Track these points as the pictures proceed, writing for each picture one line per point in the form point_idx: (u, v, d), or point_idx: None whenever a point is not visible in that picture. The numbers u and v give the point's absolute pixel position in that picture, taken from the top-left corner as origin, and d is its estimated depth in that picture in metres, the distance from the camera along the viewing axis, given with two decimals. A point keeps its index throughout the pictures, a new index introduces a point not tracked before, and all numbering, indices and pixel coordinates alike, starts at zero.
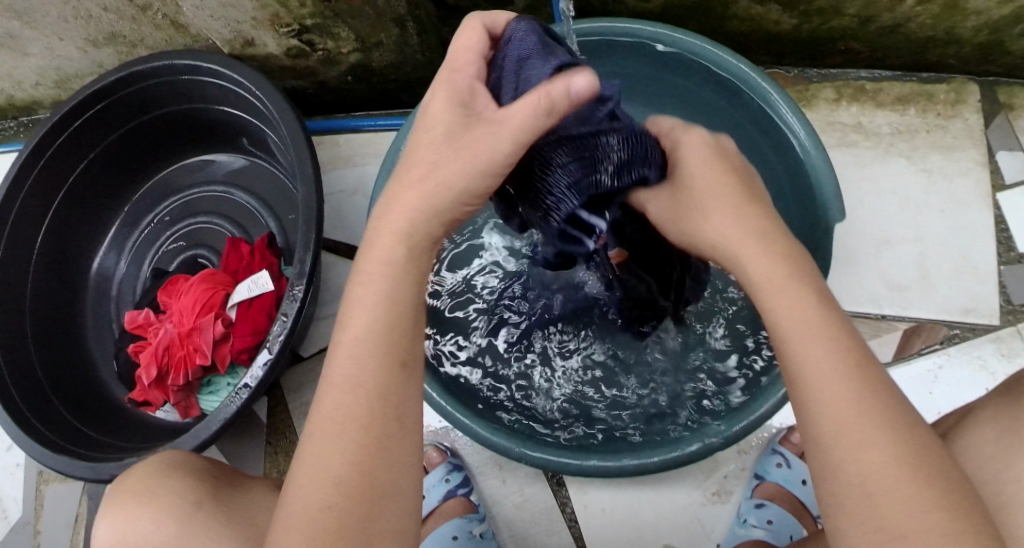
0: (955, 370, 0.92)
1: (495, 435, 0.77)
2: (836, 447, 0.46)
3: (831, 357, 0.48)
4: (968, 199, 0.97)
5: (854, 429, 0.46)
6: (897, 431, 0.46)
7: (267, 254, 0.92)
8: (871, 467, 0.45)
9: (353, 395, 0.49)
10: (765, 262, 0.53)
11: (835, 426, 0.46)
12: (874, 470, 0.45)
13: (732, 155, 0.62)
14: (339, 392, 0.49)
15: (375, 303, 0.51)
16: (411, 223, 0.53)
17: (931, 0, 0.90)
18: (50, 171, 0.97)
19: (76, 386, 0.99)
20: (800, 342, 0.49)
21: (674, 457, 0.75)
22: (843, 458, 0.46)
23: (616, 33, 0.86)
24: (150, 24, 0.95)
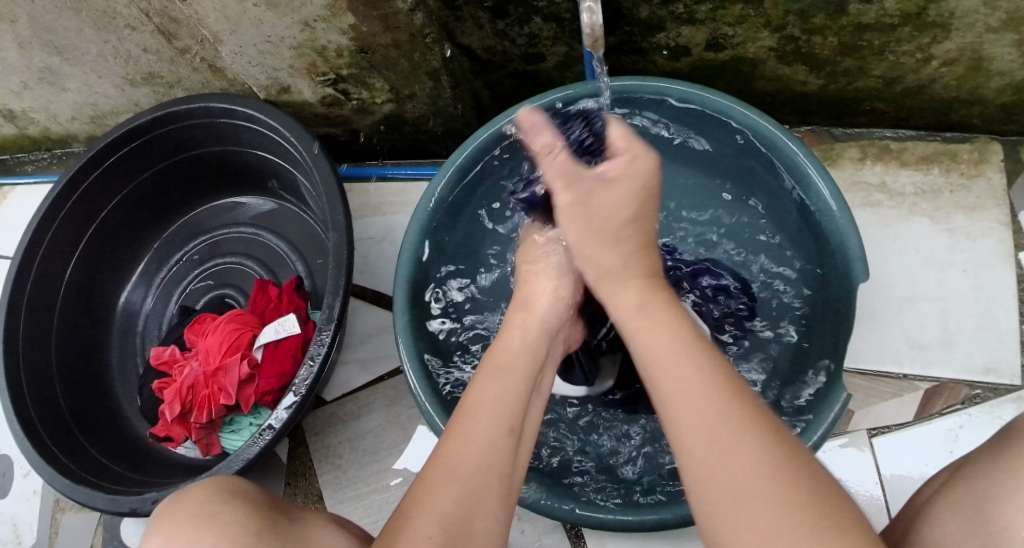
0: (978, 430, 0.91)
1: (523, 490, 0.77)
2: (724, 495, 0.45)
3: (696, 395, 0.50)
4: (991, 259, 0.98)
5: (716, 462, 0.46)
6: (754, 445, 0.46)
7: (294, 297, 0.94)
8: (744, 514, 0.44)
9: (503, 440, 0.56)
10: (665, 331, 0.57)
11: (720, 469, 0.46)
12: (747, 481, 0.44)
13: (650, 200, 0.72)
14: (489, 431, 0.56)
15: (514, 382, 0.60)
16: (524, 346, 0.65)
17: (955, 63, 0.91)
18: (83, 205, 0.98)
19: (98, 420, 1.00)
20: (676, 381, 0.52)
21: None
22: (722, 496, 0.45)
23: (648, 90, 0.87)
24: (187, 66, 0.97)
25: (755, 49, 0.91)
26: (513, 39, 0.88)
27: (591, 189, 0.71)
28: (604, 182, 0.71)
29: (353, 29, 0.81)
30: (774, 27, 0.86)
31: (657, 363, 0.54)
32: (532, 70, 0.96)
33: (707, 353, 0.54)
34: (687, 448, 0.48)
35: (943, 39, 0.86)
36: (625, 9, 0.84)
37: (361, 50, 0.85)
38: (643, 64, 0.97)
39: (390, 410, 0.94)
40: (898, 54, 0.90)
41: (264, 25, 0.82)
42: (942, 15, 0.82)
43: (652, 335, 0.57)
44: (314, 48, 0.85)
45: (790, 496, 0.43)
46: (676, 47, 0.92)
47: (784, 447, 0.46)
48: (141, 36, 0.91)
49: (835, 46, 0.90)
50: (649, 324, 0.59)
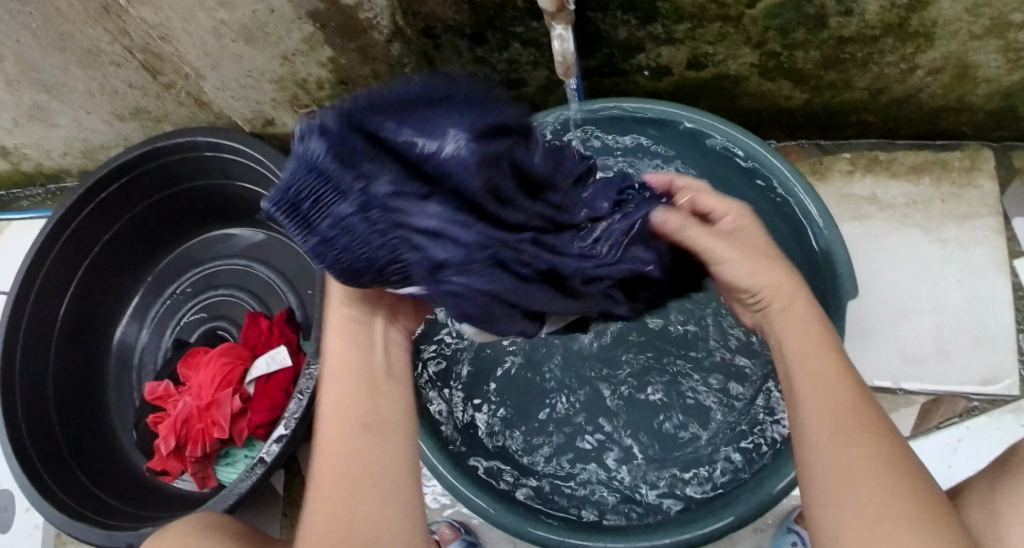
0: (977, 442, 0.91)
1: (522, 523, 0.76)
2: (832, 487, 0.43)
3: (831, 388, 0.47)
4: (985, 267, 0.97)
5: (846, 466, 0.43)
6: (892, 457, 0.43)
7: (285, 329, 0.96)
8: (858, 516, 0.41)
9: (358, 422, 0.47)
10: (790, 307, 0.52)
11: (842, 475, 0.43)
12: (868, 483, 0.42)
13: (759, 245, 0.56)
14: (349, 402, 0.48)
15: (353, 349, 0.50)
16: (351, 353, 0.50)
17: (940, 72, 0.90)
18: (74, 242, 0.99)
19: (96, 454, 1.01)
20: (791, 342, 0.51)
21: (703, 532, 0.73)
22: (847, 494, 0.42)
23: (627, 110, 0.87)
24: (173, 101, 0.98)
25: (737, 66, 0.91)
26: (493, 65, 0.89)
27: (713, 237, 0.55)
28: (733, 236, 0.56)
29: (332, 61, 0.82)
30: (754, 43, 0.86)
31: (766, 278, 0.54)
32: (514, 96, 0.96)
33: (839, 347, 0.51)
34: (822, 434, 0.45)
35: (927, 48, 0.85)
36: (603, 31, 0.84)
37: (342, 81, 0.86)
38: (626, 86, 0.97)
39: None
40: (882, 65, 0.90)
41: (244, 60, 0.83)
42: (924, 24, 0.81)
43: (786, 301, 0.53)
44: (295, 81, 0.86)
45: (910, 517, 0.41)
46: (658, 68, 0.92)
47: (913, 473, 0.43)
48: (126, 72, 0.92)
49: (818, 60, 0.89)
50: (781, 301, 0.53)
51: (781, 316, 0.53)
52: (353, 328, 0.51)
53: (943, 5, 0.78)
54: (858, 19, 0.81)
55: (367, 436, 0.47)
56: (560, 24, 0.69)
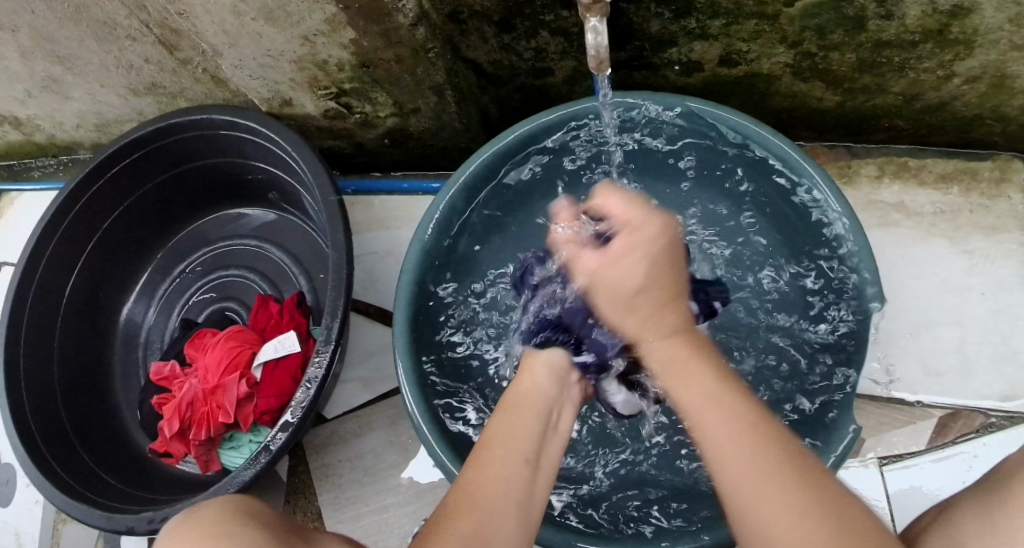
0: (994, 458, 0.89)
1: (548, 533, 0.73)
2: (743, 497, 0.47)
3: (722, 423, 0.50)
4: (1012, 282, 0.95)
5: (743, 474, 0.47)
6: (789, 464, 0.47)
7: (295, 314, 0.94)
8: (765, 516, 0.45)
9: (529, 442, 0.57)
10: (658, 318, 0.58)
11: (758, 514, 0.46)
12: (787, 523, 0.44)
13: (671, 270, 0.60)
14: (523, 420, 0.60)
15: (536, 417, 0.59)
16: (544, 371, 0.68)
17: (977, 80, 0.88)
18: (83, 219, 0.98)
19: (100, 432, 1.00)
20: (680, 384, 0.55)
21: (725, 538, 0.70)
22: (753, 501, 0.46)
23: (656, 106, 0.85)
24: (190, 78, 0.96)
25: (770, 64, 0.88)
26: (519, 53, 0.86)
27: (598, 264, 0.62)
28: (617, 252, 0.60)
29: (354, 43, 0.80)
30: (789, 42, 0.84)
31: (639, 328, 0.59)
32: (539, 85, 0.93)
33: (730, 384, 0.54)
34: (714, 440, 0.50)
35: (965, 56, 0.83)
36: (635, 23, 0.82)
37: (364, 65, 0.84)
38: (653, 80, 0.94)
39: (390, 430, 0.93)
40: (918, 71, 0.87)
41: (264, 39, 0.81)
42: (965, 32, 0.79)
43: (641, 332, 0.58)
44: (315, 62, 0.84)
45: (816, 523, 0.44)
46: (687, 63, 0.89)
47: (806, 473, 0.47)
48: (143, 46, 0.90)
49: (853, 63, 0.87)
50: (643, 328, 0.59)
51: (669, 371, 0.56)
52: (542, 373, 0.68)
53: (986, 13, 0.75)
54: (898, 23, 0.79)
55: (518, 510, 0.52)
56: (595, 16, 0.67)
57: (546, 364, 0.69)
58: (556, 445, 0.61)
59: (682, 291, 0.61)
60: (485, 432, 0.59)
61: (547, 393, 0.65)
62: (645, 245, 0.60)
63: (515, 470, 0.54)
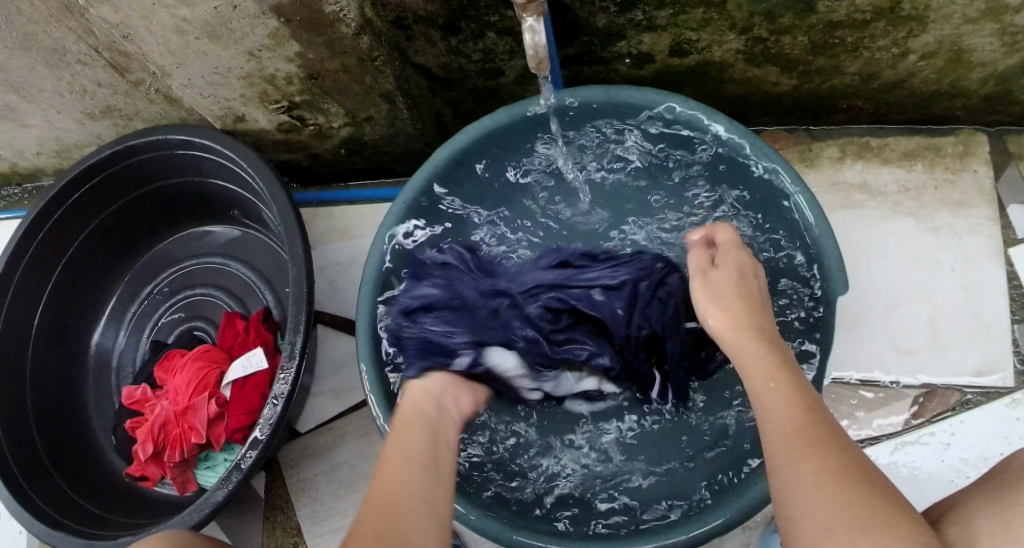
0: (971, 436, 0.89)
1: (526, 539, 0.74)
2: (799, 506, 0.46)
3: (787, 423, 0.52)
4: (979, 256, 0.94)
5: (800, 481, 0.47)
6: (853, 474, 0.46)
7: (261, 330, 0.94)
8: (812, 522, 0.44)
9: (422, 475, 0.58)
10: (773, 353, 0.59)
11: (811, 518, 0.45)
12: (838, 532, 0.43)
13: (754, 291, 0.70)
14: (413, 442, 0.62)
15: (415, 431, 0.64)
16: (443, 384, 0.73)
17: (933, 56, 0.87)
18: (47, 248, 0.97)
19: (76, 459, 1.00)
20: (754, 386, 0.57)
21: (698, 533, 0.71)
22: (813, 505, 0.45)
23: (609, 100, 0.84)
24: (143, 98, 0.95)
25: (722, 52, 0.88)
26: (468, 55, 0.85)
27: (722, 278, 0.70)
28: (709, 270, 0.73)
29: (300, 56, 0.79)
30: (739, 29, 0.83)
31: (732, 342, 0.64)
32: (491, 85, 0.93)
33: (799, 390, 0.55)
34: (779, 449, 0.50)
35: (920, 32, 0.82)
36: (581, 18, 0.81)
37: (312, 76, 0.83)
38: (607, 74, 0.93)
39: (364, 440, 0.93)
40: (873, 50, 0.87)
41: (210, 57, 0.80)
42: (917, 8, 0.78)
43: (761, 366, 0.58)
44: (263, 77, 0.83)
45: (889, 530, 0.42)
46: (639, 55, 0.89)
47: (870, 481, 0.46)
48: (92, 70, 0.89)
49: (806, 45, 0.86)
50: (767, 371, 0.57)
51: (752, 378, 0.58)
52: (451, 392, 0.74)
53: None
54: (848, 3, 0.78)
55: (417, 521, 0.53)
56: (531, 15, 0.66)
57: (438, 383, 0.73)
58: (450, 461, 0.63)
59: (759, 298, 0.69)
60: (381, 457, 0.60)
61: (432, 413, 0.68)
62: (721, 290, 0.69)
63: (411, 472, 0.58)
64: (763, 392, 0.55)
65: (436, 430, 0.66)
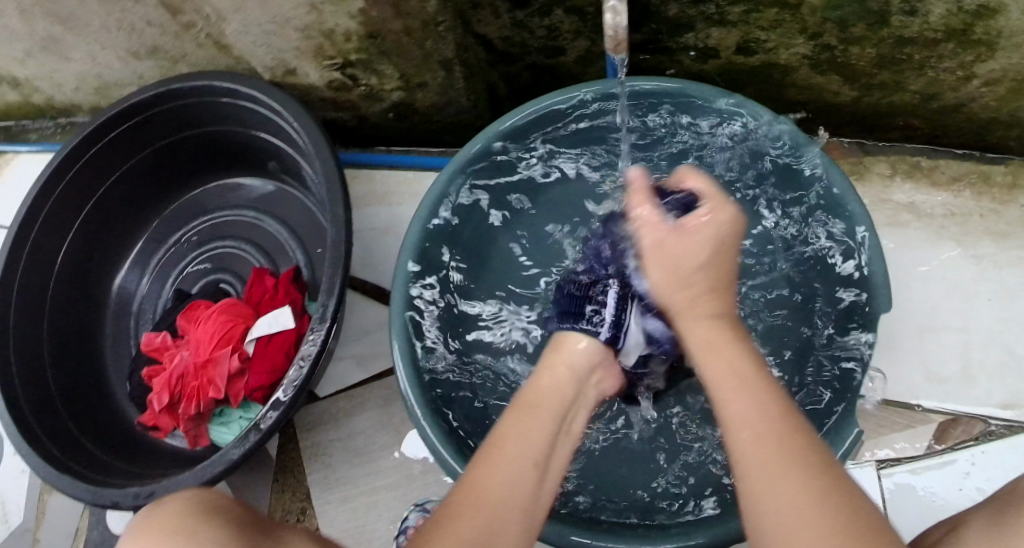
0: (993, 468, 0.88)
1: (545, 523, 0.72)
2: (752, 478, 0.48)
3: (750, 410, 0.51)
4: (1019, 289, 0.93)
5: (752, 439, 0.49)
6: (806, 467, 0.47)
7: (291, 290, 0.92)
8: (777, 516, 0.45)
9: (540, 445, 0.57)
10: (705, 299, 0.62)
11: (766, 508, 0.46)
12: (788, 519, 0.44)
13: (727, 250, 0.65)
14: (537, 423, 0.59)
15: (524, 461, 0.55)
16: (566, 387, 0.64)
17: (997, 83, 0.86)
18: (79, 185, 0.96)
19: (88, 401, 0.98)
20: (731, 412, 0.52)
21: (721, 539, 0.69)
22: (760, 476, 0.47)
23: (669, 93, 0.83)
24: (192, 42, 0.93)
25: (788, 56, 0.86)
26: (532, 30, 0.84)
27: (668, 236, 0.65)
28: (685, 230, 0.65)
29: (363, 13, 0.77)
30: (810, 33, 0.82)
31: (699, 339, 0.60)
32: (550, 65, 0.91)
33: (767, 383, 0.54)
34: (745, 457, 0.49)
35: (987, 58, 0.81)
36: (653, 5, 0.79)
37: (371, 35, 0.81)
38: (667, 65, 0.92)
39: (383, 411, 0.91)
40: (938, 70, 0.85)
41: (270, 5, 0.78)
42: (989, 33, 0.76)
43: (743, 400, 0.52)
44: (322, 31, 0.82)
45: (809, 510, 0.44)
46: (705, 49, 0.87)
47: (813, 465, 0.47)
48: (145, 7, 0.87)
49: (873, 59, 0.85)
50: (689, 308, 0.62)
51: (707, 353, 0.58)
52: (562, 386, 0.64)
53: (1012, 15, 0.73)
54: (922, 20, 0.77)
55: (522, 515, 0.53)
56: None
57: (579, 351, 0.68)
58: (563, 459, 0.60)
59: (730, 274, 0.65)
60: (497, 431, 0.58)
61: (568, 395, 0.64)
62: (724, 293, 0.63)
63: (524, 478, 0.54)
64: (732, 399, 0.53)
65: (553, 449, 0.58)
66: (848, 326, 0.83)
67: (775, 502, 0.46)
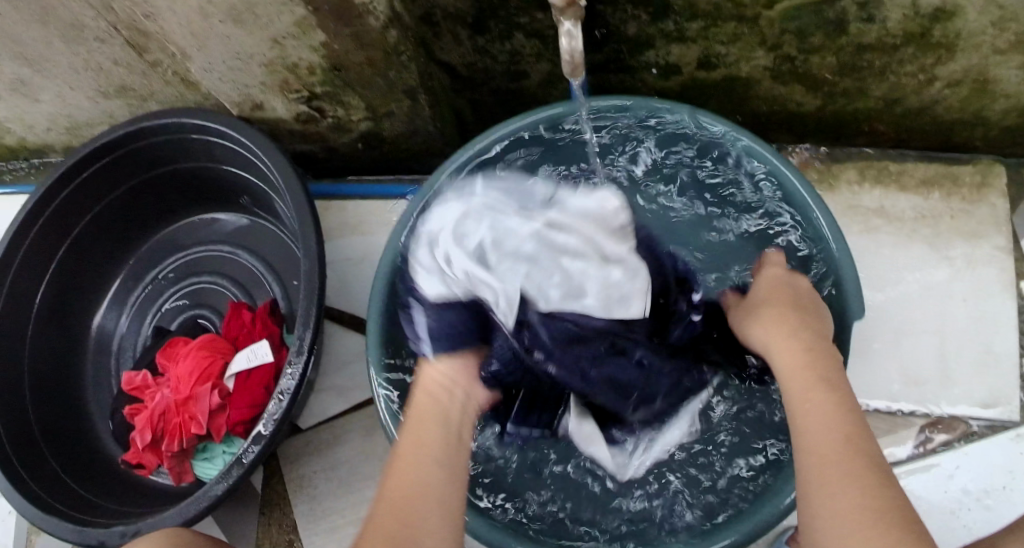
0: (976, 467, 0.89)
1: None
2: (819, 475, 0.53)
3: (825, 416, 0.56)
4: (992, 287, 0.94)
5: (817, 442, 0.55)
6: (875, 487, 0.50)
7: (268, 322, 0.93)
8: (837, 518, 0.49)
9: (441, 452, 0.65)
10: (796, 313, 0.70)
11: (829, 506, 0.50)
12: (847, 516, 0.49)
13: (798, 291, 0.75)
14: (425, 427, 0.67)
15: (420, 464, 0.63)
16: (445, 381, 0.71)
17: (958, 85, 0.86)
18: (54, 225, 0.96)
19: (71, 442, 0.98)
20: (806, 413, 0.57)
21: None
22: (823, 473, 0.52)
23: (634, 110, 0.83)
24: (159, 80, 0.94)
25: (750, 68, 0.87)
26: (495, 55, 0.84)
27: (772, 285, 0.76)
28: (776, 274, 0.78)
29: (325, 46, 0.78)
30: (769, 46, 0.82)
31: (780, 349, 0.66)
32: (515, 88, 0.92)
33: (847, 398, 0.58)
34: (807, 464, 0.54)
35: (947, 60, 0.82)
36: (612, 26, 0.80)
37: (335, 68, 0.82)
38: (631, 83, 0.93)
39: (366, 440, 0.91)
40: (900, 74, 0.86)
41: (232, 42, 0.79)
42: (947, 36, 0.77)
43: (822, 407, 0.57)
44: (286, 65, 0.82)
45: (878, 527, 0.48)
46: (667, 66, 0.88)
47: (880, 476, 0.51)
48: (110, 48, 0.88)
49: (834, 67, 0.86)
50: (778, 322, 0.69)
51: (795, 358, 0.63)
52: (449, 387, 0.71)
53: (969, 17, 0.74)
54: (879, 27, 0.77)
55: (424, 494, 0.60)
56: (569, 19, 0.67)
57: (438, 374, 0.71)
58: (440, 482, 0.61)
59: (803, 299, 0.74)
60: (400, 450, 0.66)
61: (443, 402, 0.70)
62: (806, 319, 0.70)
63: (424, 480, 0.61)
64: (812, 402, 0.58)
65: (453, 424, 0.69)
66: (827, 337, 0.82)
67: (835, 500, 0.50)
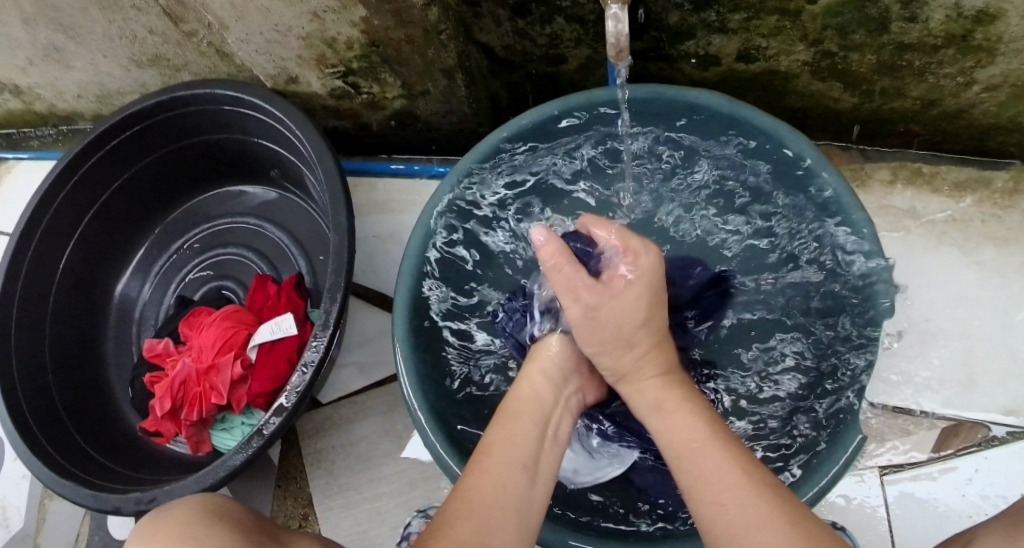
0: (996, 473, 0.88)
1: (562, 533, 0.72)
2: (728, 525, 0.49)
3: (712, 465, 0.53)
4: (1020, 294, 0.93)
5: (730, 500, 0.50)
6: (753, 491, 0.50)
7: (293, 296, 0.93)
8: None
9: (524, 445, 0.61)
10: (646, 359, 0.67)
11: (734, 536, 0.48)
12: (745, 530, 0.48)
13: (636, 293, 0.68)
14: (520, 430, 0.62)
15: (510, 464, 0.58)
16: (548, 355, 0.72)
17: (997, 89, 0.86)
18: (80, 192, 0.96)
19: (90, 408, 0.98)
20: (694, 479, 0.53)
21: None
22: (740, 542, 0.48)
23: (670, 100, 0.83)
24: (194, 50, 0.93)
25: (789, 63, 0.87)
26: (533, 38, 0.84)
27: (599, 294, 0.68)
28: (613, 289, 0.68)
29: (365, 21, 0.77)
30: (811, 40, 0.82)
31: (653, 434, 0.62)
32: (552, 72, 0.92)
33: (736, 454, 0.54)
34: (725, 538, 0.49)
35: (987, 63, 0.81)
36: (654, 14, 0.80)
37: (373, 43, 0.82)
38: (669, 73, 0.93)
39: (386, 418, 0.91)
40: (938, 76, 0.85)
41: (272, 13, 0.78)
42: (989, 39, 0.77)
43: (701, 457, 0.54)
44: (324, 39, 0.82)
45: (802, 539, 0.46)
46: (706, 57, 0.88)
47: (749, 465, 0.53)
48: (146, 15, 0.87)
49: (873, 65, 0.85)
50: (636, 371, 0.67)
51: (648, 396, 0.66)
52: (548, 358, 0.72)
53: (1013, 20, 0.73)
54: (922, 26, 0.77)
55: (526, 475, 0.58)
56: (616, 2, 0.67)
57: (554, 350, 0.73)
58: (536, 494, 0.58)
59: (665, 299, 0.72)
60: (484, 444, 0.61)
61: (546, 401, 0.67)
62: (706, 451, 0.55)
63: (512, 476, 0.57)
64: (709, 462, 0.54)
65: (542, 423, 0.64)
66: (859, 342, 0.81)
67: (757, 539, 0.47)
